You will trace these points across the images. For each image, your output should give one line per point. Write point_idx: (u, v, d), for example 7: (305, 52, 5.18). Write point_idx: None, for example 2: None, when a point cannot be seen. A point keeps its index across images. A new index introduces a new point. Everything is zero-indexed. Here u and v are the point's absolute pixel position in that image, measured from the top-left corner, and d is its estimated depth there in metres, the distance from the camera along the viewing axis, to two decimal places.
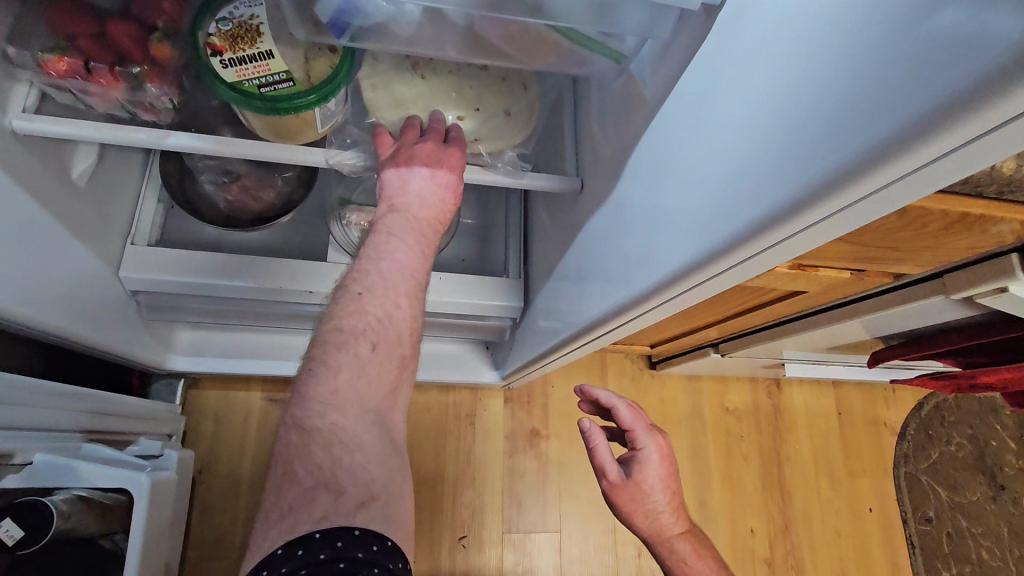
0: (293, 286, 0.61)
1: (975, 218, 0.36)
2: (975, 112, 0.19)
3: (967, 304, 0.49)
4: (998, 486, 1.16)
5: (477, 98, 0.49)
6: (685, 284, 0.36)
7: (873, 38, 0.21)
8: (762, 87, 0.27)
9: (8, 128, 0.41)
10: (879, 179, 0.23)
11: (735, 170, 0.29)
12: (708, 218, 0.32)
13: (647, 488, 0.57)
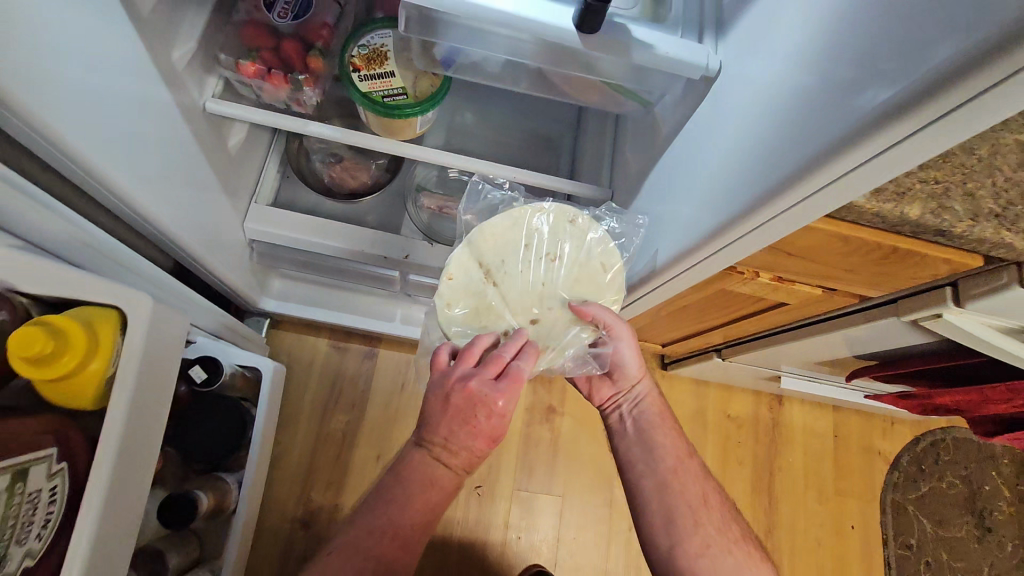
0: (372, 252, 0.76)
1: (906, 252, 0.47)
2: (858, 148, 0.30)
3: (918, 328, 0.60)
4: (984, 528, 1.22)
5: (541, 298, 0.58)
6: (697, 258, 0.48)
7: (823, 99, 0.33)
8: (754, 120, 0.39)
9: (201, 106, 0.57)
10: (809, 188, 0.34)
11: (734, 175, 0.41)
12: (713, 208, 0.43)
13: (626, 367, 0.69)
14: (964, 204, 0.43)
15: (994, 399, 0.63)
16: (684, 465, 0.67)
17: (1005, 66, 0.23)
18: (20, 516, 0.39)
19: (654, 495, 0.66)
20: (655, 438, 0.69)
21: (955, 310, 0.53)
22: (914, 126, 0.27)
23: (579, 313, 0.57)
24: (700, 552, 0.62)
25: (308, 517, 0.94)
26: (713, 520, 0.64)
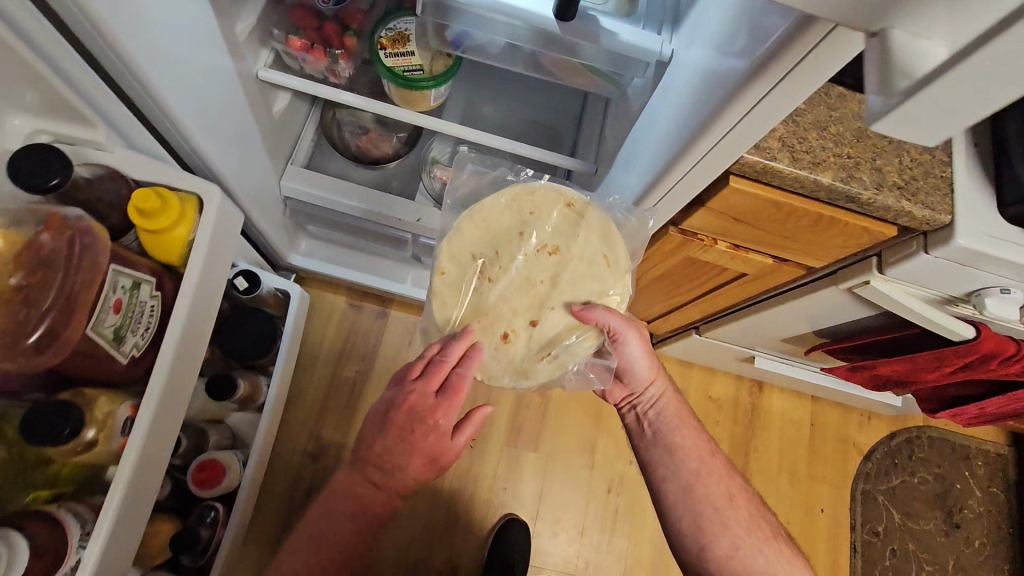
0: (388, 214, 0.87)
1: (830, 219, 0.56)
2: (733, 104, 0.41)
3: (855, 297, 0.68)
4: (952, 524, 1.27)
5: (540, 296, 0.64)
6: (655, 192, 0.60)
7: (713, 67, 0.43)
8: (680, 83, 0.49)
9: (255, 75, 0.68)
10: (713, 134, 0.45)
11: (668, 126, 0.51)
12: (657, 152, 0.55)
13: (637, 372, 0.80)
14: (872, 176, 0.52)
15: (926, 367, 0.71)
16: (705, 467, 0.78)
17: (821, 23, 0.32)
18: (135, 315, 0.52)
19: (680, 501, 0.77)
20: (676, 443, 0.80)
21: (879, 277, 0.62)
22: (764, 85, 0.38)
23: (582, 315, 0.64)
24: (730, 553, 0.74)
25: (317, 452, 1.05)
26: (741, 522, 0.76)
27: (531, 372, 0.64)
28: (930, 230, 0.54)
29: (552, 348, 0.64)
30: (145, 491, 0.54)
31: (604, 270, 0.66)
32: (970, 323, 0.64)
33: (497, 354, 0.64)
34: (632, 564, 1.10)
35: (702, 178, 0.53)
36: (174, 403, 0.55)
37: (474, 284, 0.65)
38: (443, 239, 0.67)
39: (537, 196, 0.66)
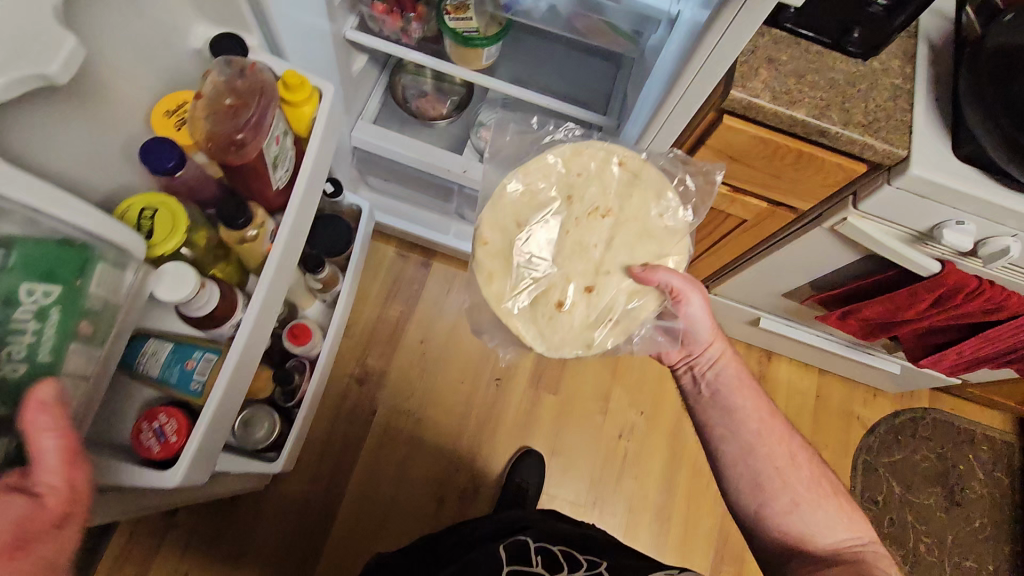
0: (440, 164, 1.02)
1: (807, 156, 0.68)
2: (709, 38, 0.55)
3: (837, 237, 0.79)
4: (953, 501, 1.30)
5: (599, 263, 0.71)
6: (652, 132, 0.74)
7: (700, 16, 0.57)
8: (679, 35, 0.63)
9: (342, 35, 0.84)
10: (695, 67, 0.59)
11: (668, 73, 0.66)
12: (660, 92, 0.68)
13: (695, 337, 0.81)
14: (840, 116, 0.64)
15: (904, 305, 0.81)
16: (768, 430, 0.77)
17: None
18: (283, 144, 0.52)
19: (738, 460, 0.77)
20: (736, 406, 0.80)
21: (856, 214, 0.73)
22: (726, 21, 0.53)
23: (642, 277, 0.70)
24: (790, 510, 0.73)
25: (362, 376, 1.20)
26: (801, 481, 0.74)
27: (592, 340, 0.71)
28: (893, 165, 0.66)
29: (617, 318, 0.71)
30: (264, 328, 0.53)
31: (662, 234, 0.72)
32: (937, 259, 0.74)
33: (556, 320, 0.71)
34: (637, 502, 1.20)
35: (685, 117, 0.67)
36: (302, 225, 0.57)
37: (519, 248, 0.70)
38: (484, 211, 0.71)
39: (583, 156, 0.72)
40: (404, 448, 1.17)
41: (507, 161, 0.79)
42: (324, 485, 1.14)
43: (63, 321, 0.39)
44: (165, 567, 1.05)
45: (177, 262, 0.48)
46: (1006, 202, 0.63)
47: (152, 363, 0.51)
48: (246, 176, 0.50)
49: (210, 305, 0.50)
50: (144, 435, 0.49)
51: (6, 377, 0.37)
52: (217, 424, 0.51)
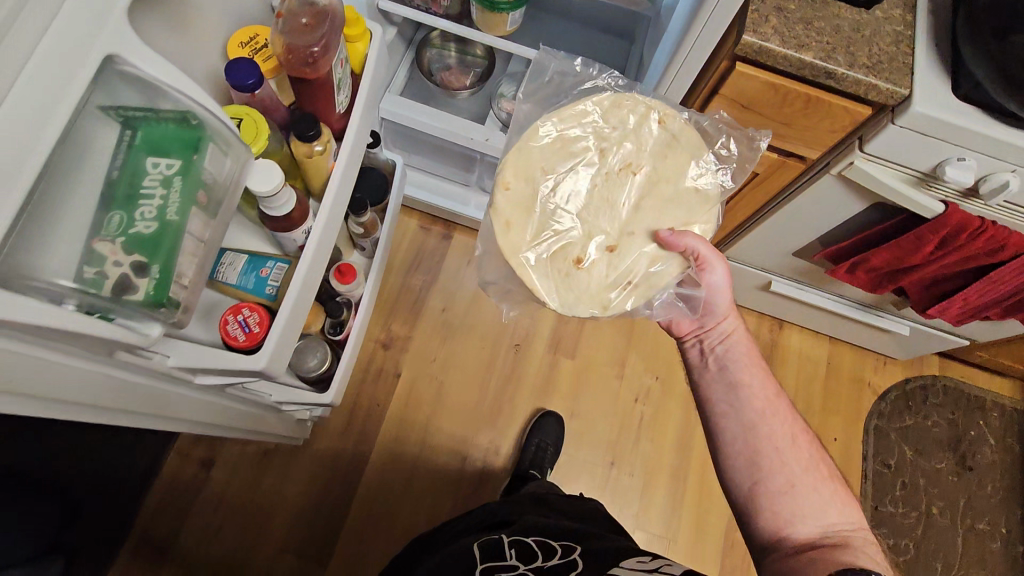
0: (463, 133, 1.07)
1: (815, 100, 0.73)
2: None
3: (845, 183, 0.83)
4: (965, 466, 1.31)
5: (625, 227, 0.75)
6: (670, 77, 0.79)
7: None
8: None
9: (375, 4, 0.90)
10: (709, 7, 0.64)
11: (684, 18, 0.71)
12: (676, 40, 0.74)
13: (712, 306, 0.84)
14: (845, 57, 0.68)
15: (909, 250, 0.85)
16: (770, 408, 0.76)
17: None
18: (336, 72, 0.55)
19: (738, 434, 0.76)
20: (742, 380, 0.80)
21: (862, 157, 0.77)
22: None
23: (668, 241, 0.74)
24: (783, 489, 0.70)
25: (387, 341, 1.25)
26: (798, 459, 0.72)
27: (607, 302, 0.74)
28: (897, 104, 0.70)
29: (637, 283, 0.75)
30: (323, 254, 0.58)
31: (691, 198, 0.76)
32: (941, 201, 0.78)
33: (571, 277, 0.74)
34: (652, 464, 1.23)
35: (698, 60, 0.72)
36: (356, 153, 0.61)
37: (541, 196, 0.74)
38: (508, 158, 0.74)
39: (624, 110, 0.75)
40: (429, 408, 1.22)
41: (537, 104, 0.81)
42: (351, 444, 1.18)
43: (187, 188, 0.41)
44: (201, 517, 1.10)
45: (265, 162, 0.51)
46: (1005, 136, 0.67)
47: (229, 270, 0.57)
48: (314, 91, 0.55)
49: (288, 206, 0.53)
50: (229, 325, 0.53)
51: (144, 236, 0.39)
52: (292, 320, 0.54)
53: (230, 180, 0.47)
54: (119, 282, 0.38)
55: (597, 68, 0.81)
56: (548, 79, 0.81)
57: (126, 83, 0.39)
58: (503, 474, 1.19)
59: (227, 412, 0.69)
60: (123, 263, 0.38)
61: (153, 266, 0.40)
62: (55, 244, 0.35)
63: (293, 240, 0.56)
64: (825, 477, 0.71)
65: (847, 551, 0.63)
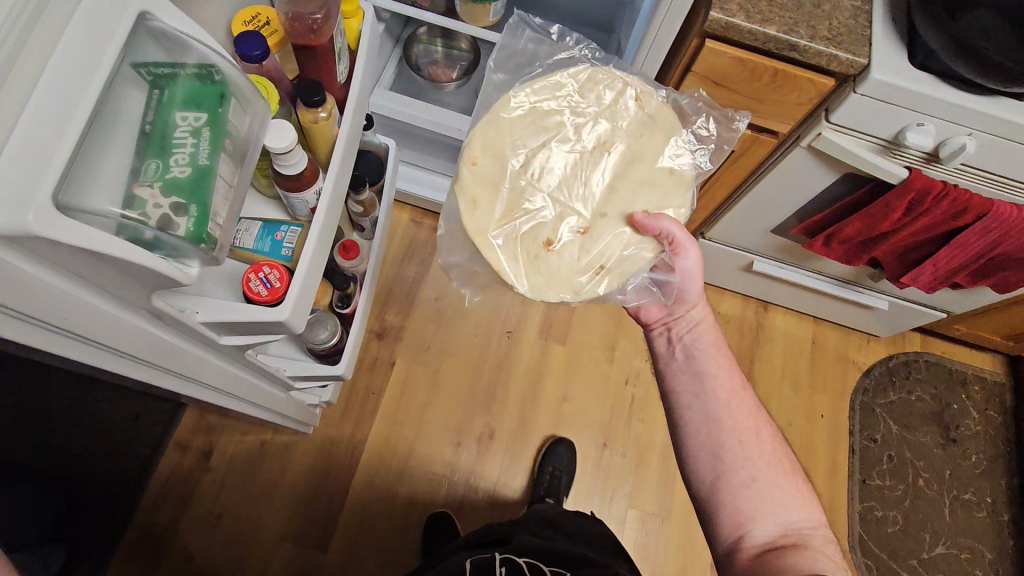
0: (451, 124, 1.11)
1: (780, 73, 0.77)
2: None
3: (815, 155, 0.88)
4: (949, 438, 1.34)
5: (600, 208, 0.74)
6: (641, 59, 0.84)
7: None
8: None
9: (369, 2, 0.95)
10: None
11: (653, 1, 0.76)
12: (647, 22, 0.79)
13: (685, 295, 0.85)
14: (807, 31, 0.73)
15: (881, 216, 0.88)
16: (735, 401, 0.80)
17: None
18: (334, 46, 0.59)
19: (701, 428, 0.79)
20: (706, 371, 0.83)
21: (829, 128, 0.82)
22: None
23: (644, 224, 0.74)
24: (745, 484, 0.73)
25: (381, 330, 1.28)
26: (761, 456, 0.75)
27: (579, 287, 0.73)
28: (857, 75, 0.74)
29: (610, 268, 0.74)
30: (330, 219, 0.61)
31: (666, 179, 0.76)
32: (906, 167, 0.83)
33: (541, 260, 0.73)
34: (644, 443, 1.25)
35: (666, 40, 0.78)
36: (357, 123, 0.65)
37: (509, 175, 0.73)
38: (473, 134, 0.74)
39: (599, 86, 0.75)
40: (424, 394, 1.24)
41: (511, 73, 0.79)
42: (348, 432, 1.20)
43: (213, 136, 0.45)
44: (202, 505, 1.11)
45: (279, 121, 0.55)
46: (959, 101, 0.72)
47: (246, 237, 0.60)
48: (317, 57, 0.59)
49: (301, 166, 0.56)
50: (252, 282, 0.55)
51: (179, 179, 0.42)
52: (307, 281, 0.58)
53: (249, 139, 0.51)
54: (162, 221, 0.41)
55: (572, 39, 0.81)
56: (523, 47, 0.80)
57: (153, 40, 0.42)
58: (498, 458, 1.21)
59: (247, 387, 0.72)
60: (163, 204, 0.41)
61: (190, 207, 0.42)
62: (101, 185, 0.38)
63: (304, 202, 0.59)
64: (782, 466, 0.75)
65: (806, 551, 0.67)
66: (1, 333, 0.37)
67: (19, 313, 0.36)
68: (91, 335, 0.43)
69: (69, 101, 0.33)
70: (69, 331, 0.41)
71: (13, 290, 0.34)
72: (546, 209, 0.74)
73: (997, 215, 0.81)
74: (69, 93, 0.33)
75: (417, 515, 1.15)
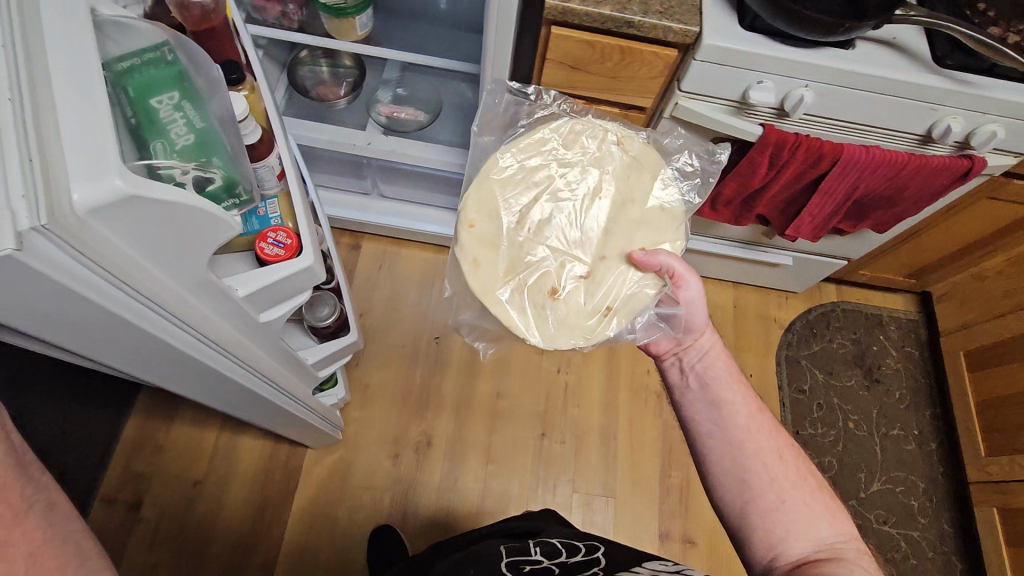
0: (346, 140, 1.13)
1: (625, 51, 0.81)
2: None
3: (682, 124, 0.92)
4: (872, 379, 1.40)
5: (602, 251, 0.74)
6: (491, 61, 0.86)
7: None
8: None
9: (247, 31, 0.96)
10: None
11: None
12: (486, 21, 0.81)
13: (696, 327, 0.80)
14: (639, 6, 0.77)
15: (749, 174, 0.93)
16: (756, 424, 0.72)
17: None
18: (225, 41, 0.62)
19: (725, 455, 0.71)
20: (724, 397, 0.75)
21: (686, 97, 0.86)
22: None
23: (643, 262, 0.73)
24: (775, 507, 0.66)
25: None
26: (787, 474, 0.68)
27: (587, 330, 0.72)
28: (694, 42, 0.79)
29: (620, 311, 0.72)
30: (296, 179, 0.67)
31: (659, 217, 0.76)
32: (760, 125, 0.88)
33: (548, 310, 0.72)
34: (583, 428, 1.27)
35: (507, 39, 0.81)
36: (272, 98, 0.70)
37: (505, 230, 0.73)
38: (468, 195, 0.74)
39: (582, 137, 0.77)
40: (357, 410, 1.24)
41: (498, 135, 0.82)
42: (282, 458, 1.18)
43: (194, 99, 0.52)
44: (138, 556, 1.08)
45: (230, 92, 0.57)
46: (789, 55, 0.76)
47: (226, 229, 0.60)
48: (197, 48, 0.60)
49: (256, 136, 0.58)
50: (265, 248, 0.58)
51: (190, 141, 0.51)
52: (306, 236, 0.62)
53: (222, 113, 0.55)
54: (194, 176, 0.51)
55: (548, 96, 0.84)
56: (505, 110, 0.82)
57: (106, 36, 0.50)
58: (438, 460, 1.22)
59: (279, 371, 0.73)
60: (187, 166, 0.50)
61: (212, 160, 0.52)
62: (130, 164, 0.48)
63: (270, 169, 0.61)
64: (812, 486, 0.68)
65: (841, 564, 0.60)
66: (107, 305, 0.41)
67: (116, 280, 0.40)
68: (172, 308, 0.47)
69: (85, 79, 0.38)
70: (155, 305, 0.45)
71: (109, 255, 0.39)
72: (553, 255, 0.73)
73: (847, 156, 0.87)
74: (86, 76, 0.38)
75: (363, 535, 1.14)
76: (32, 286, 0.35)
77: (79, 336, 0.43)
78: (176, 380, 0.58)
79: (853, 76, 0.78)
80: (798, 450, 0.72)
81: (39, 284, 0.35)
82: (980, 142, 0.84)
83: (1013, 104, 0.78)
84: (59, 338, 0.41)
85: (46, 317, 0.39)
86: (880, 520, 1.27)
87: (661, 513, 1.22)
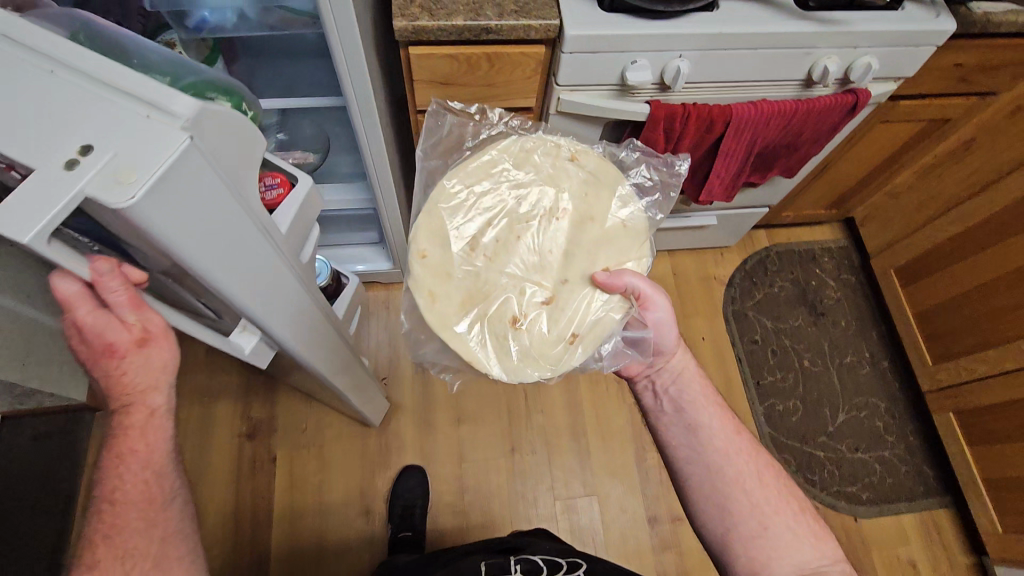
0: None
1: (491, 57, 0.77)
2: None
3: (570, 116, 0.89)
4: (818, 313, 1.43)
5: (564, 271, 0.71)
6: (354, 99, 0.81)
7: None
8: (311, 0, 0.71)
9: None
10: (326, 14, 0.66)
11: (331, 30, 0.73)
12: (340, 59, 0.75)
13: (669, 349, 0.76)
14: (493, 10, 0.72)
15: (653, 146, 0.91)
16: (733, 446, 0.70)
17: None
18: None
19: (704, 481, 0.68)
20: (699, 420, 0.72)
21: (566, 91, 0.83)
22: None
23: (607, 283, 0.70)
24: (759, 534, 0.64)
25: (252, 431, 1.19)
26: (768, 498, 0.66)
27: (551, 357, 0.68)
28: (558, 36, 0.75)
29: (586, 337, 0.69)
30: None
31: (622, 233, 0.73)
32: (646, 102, 0.86)
33: (511, 339, 0.68)
34: (550, 434, 1.25)
35: (363, 69, 0.75)
36: None
37: (454, 259, 0.69)
38: (416, 224, 0.70)
39: (535, 154, 0.74)
40: (316, 475, 1.18)
41: (445, 158, 0.76)
42: (247, 546, 1.11)
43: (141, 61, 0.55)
44: None
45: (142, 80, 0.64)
46: (653, 29, 0.74)
47: None
48: None
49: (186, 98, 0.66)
50: (264, 195, 0.64)
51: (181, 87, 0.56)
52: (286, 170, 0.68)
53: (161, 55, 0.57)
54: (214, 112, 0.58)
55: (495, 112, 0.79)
56: (448, 132, 0.77)
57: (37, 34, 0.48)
58: None
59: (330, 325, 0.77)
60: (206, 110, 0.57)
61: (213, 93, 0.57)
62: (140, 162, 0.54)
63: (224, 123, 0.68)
64: (795, 510, 0.66)
65: None
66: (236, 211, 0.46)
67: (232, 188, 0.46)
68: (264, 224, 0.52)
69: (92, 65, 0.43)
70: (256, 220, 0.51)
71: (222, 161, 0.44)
72: (514, 275, 0.70)
73: (737, 117, 0.86)
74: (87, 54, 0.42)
75: None
76: (198, 182, 0.41)
77: (229, 259, 0.48)
78: (290, 318, 0.62)
79: (724, 38, 0.76)
80: (776, 467, 0.70)
81: (203, 188, 0.41)
82: (857, 76, 0.84)
83: (879, 34, 0.78)
84: (221, 265, 0.47)
85: (203, 225, 0.43)
86: (852, 448, 1.30)
87: (646, 500, 1.21)
